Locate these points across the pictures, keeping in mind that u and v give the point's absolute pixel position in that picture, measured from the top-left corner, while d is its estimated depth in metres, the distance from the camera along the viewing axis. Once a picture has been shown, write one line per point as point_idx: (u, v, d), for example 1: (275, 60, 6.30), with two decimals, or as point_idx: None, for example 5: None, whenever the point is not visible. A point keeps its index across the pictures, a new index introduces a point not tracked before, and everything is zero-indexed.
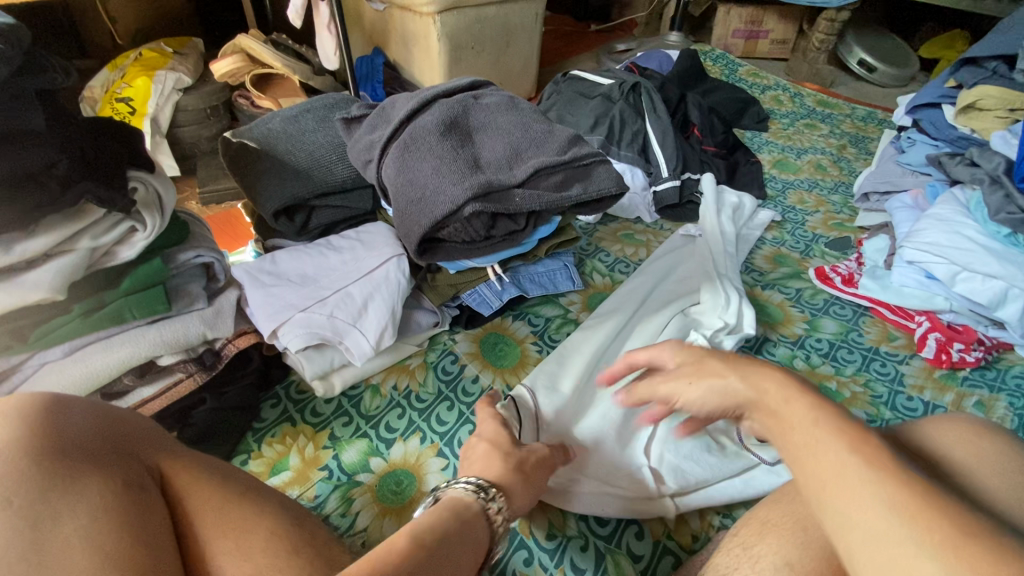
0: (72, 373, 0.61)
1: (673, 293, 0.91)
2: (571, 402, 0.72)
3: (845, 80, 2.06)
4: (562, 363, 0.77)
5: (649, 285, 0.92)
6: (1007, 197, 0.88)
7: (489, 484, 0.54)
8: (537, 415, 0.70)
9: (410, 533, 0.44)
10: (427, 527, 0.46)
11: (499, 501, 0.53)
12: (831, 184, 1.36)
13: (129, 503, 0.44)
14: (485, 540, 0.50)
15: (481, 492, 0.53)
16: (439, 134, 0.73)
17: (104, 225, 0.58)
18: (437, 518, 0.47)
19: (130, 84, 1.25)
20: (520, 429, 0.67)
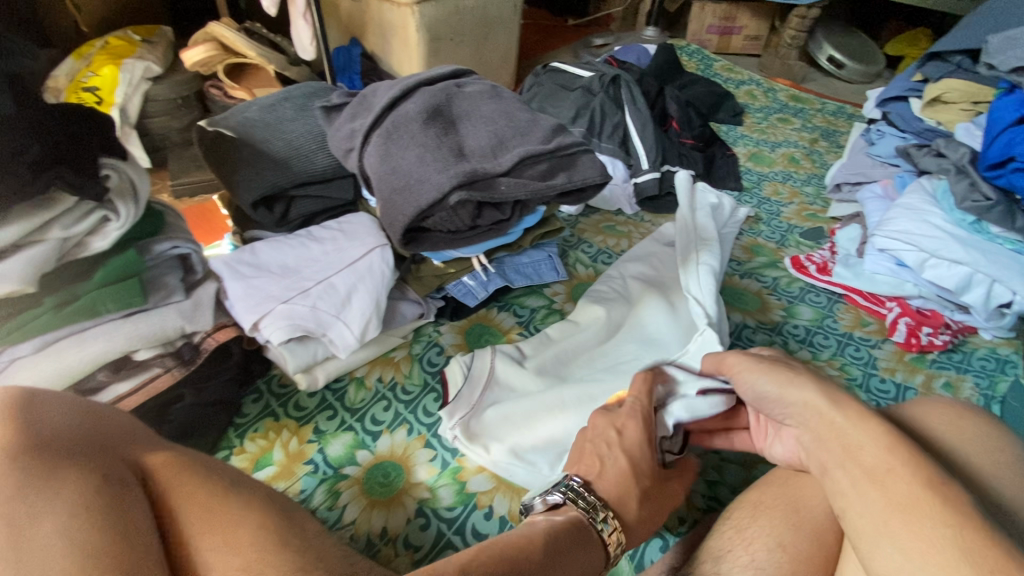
0: (44, 369, 0.59)
1: (657, 286, 0.88)
2: (525, 383, 0.74)
3: (815, 76, 2.12)
4: (531, 349, 0.79)
5: (634, 280, 0.90)
6: (972, 185, 0.92)
7: (593, 499, 0.53)
8: (481, 387, 0.72)
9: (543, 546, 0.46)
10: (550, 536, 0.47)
11: (612, 525, 0.51)
12: (804, 176, 1.40)
13: (110, 498, 0.43)
14: (598, 564, 0.49)
15: (587, 506, 0.52)
16: (422, 122, 0.73)
17: (76, 214, 0.56)
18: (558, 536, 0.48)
19: (96, 73, 1.20)
20: (456, 396, 0.71)
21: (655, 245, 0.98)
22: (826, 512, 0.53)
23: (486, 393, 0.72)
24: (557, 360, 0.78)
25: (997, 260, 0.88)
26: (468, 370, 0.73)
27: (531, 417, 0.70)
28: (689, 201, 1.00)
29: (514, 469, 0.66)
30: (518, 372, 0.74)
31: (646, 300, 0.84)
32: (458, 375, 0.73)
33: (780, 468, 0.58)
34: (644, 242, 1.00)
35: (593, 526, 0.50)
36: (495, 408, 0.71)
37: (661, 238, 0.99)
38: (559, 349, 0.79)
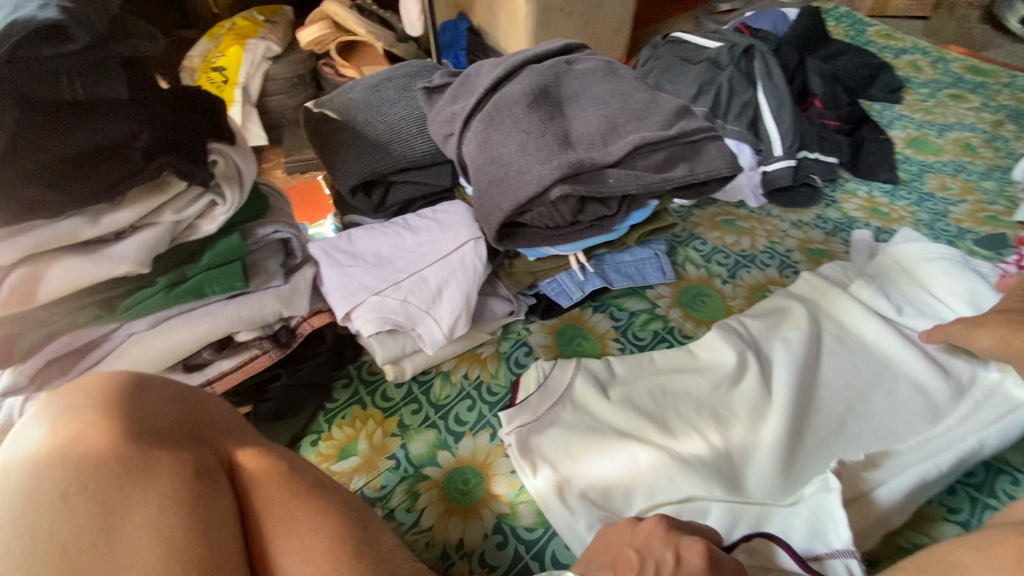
0: (155, 345, 0.61)
1: (899, 407, 0.66)
2: (609, 417, 0.65)
3: (1001, 42, 1.75)
4: (619, 373, 0.71)
5: (869, 374, 0.69)
6: None
7: None
8: (554, 407, 0.67)
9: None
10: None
11: None
12: (983, 168, 1.14)
13: (198, 492, 0.42)
14: None
15: None
16: (526, 105, 0.66)
17: (186, 198, 0.57)
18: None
19: (223, 54, 1.28)
20: (521, 404, 0.66)
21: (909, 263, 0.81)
22: None
23: (555, 409, 0.67)
24: (652, 396, 0.67)
25: None
26: (544, 378, 0.69)
27: (596, 452, 0.62)
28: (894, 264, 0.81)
29: (555, 508, 0.59)
30: (599, 400, 0.67)
31: (778, 368, 0.68)
32: (529, 388, 0.68)
33: (944, 554, 0.44)
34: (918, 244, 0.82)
35: None
36: (558, 429, 0.65)
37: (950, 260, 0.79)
38: (656, 381, 0.69)
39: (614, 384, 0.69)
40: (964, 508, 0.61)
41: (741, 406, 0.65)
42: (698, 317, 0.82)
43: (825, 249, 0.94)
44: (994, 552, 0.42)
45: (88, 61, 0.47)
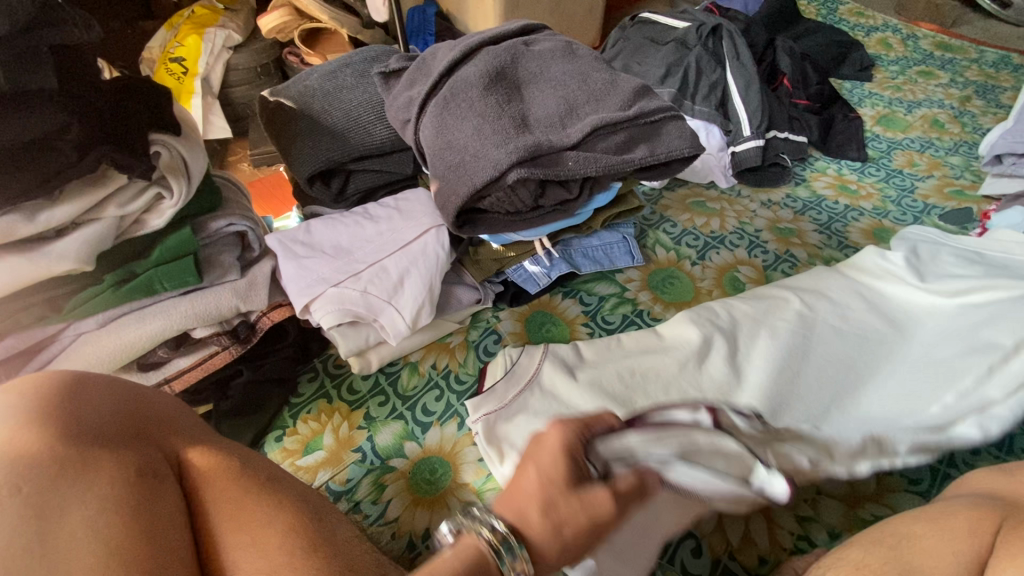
0: (105, 344, 0.60)
1: (881, 391, 0.65)
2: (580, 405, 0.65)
3: (969, 19, 1.79)
4: (589, 358, 0.70)
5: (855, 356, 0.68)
6: None
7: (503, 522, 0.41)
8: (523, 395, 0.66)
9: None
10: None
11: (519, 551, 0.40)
12: (950, 143, 1.15)
13: (141, 492, 0.41)
14: None
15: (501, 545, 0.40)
16: (482, 88, 0.64)
17: (130, 193, 0.56)
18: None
19: (181, 43, 1.24)
20: (489, 391, 0.67)
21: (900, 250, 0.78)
22: None
23: (522, 396, 0.66)
24: (620, 381, 0.66)
25: None
26: (511, 366, 0.68)
27: None
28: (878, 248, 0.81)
29: None
30: (567, 384, 0.66)
31: (749, 352, 0.68)
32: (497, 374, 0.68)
33: (896, 526, 0.45)
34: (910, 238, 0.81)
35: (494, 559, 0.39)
36: (525, 416, 0.64)
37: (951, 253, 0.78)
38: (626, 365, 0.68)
39: (582, 368, 0.69)
40: (925, 478, 0.62)
41: (710, 388, 0.65)
42: (666, 300, 0.82)
43: (793, 228, 0.94)
44: (948, 524, 0.43)
45: (9, 52, 0.45)
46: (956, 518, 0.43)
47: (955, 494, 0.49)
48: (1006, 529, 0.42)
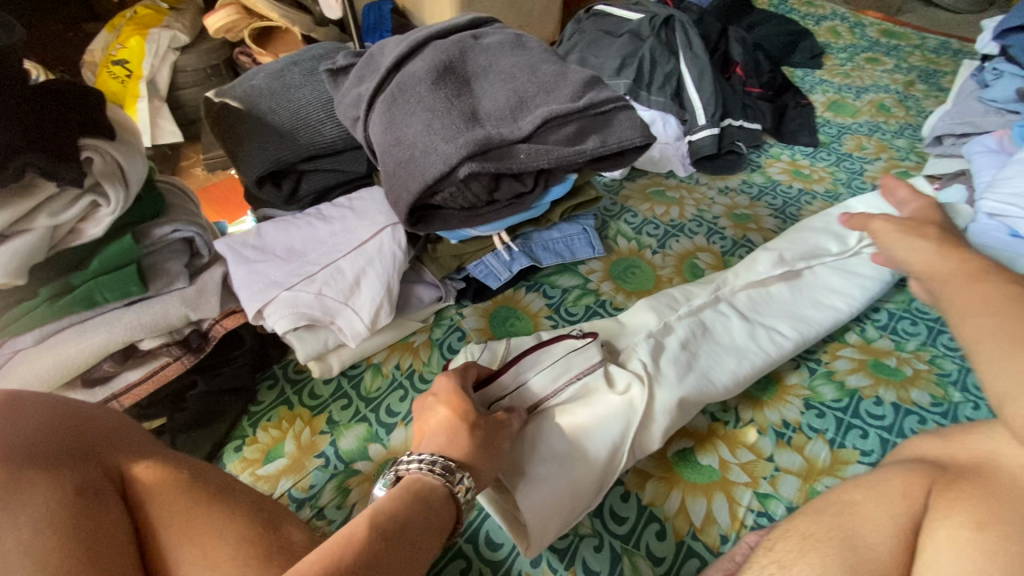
0: (44, 361, 0.57)
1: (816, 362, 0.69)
2: None
3: (913, 7, 1.85)
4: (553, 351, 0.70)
5: (790, 334, 0.70)
6: None
7: (453, 463, 0.49)
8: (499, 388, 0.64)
9: (367, 521, 0.41)
10: (388, 514, 0.42)
11: (466, 481, 0.48)
12: (896, 127, 1.19)
13: (82, 510, 0.39)
14: (450, 522, 0.46)
15: (445, 473, 0.48)
16: (430, 83, 0.64)
17: (62, 200, 0.53)
18: (401, 511, 0.43)
19: (124, 45, 1.19)
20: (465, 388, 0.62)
21: (822, 230, 0.83)
22: (892, 555, 0.42)
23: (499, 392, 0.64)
24: None
25: None
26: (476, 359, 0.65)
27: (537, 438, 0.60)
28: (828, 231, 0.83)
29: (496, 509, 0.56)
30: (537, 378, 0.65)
31: (690, 331, 0.67)
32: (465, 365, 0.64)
33: (839, 493, 0.47)
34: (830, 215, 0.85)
35: (444, 485, 0.47)
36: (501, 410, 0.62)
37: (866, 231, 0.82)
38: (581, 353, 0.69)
39: None
40: (876, 449, 0.64)
41: (666, 363, 0.63)
42: (628, 289, 0.82)
43: (749, 214, 0.96)
44: (885, 488, 0.45)
45: None
46: (892, 482, 0.45)
47: (895, 459, 0.50)
48: (936, 488, 0.44)
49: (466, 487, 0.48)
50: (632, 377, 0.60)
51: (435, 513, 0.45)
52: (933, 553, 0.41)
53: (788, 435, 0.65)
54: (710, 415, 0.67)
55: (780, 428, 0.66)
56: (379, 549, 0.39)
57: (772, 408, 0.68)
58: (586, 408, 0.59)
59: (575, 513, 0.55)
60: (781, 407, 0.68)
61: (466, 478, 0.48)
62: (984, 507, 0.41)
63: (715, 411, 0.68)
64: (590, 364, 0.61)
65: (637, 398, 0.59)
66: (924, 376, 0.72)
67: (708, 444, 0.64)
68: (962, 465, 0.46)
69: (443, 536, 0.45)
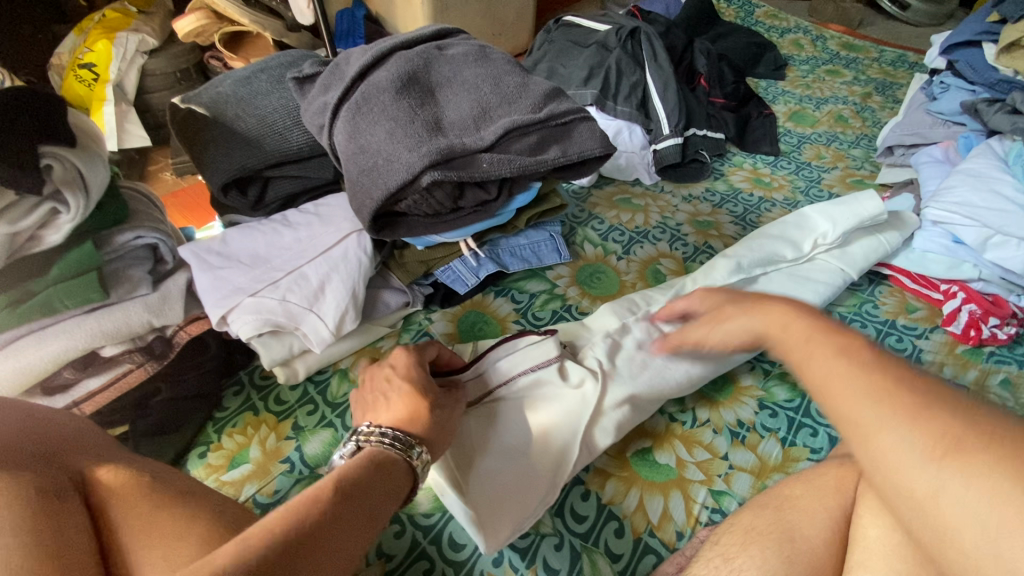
0: (1, 368, 0.57)
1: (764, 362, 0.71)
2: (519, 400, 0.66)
3: (873, 20, 1.93)
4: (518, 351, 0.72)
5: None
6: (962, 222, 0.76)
7: (412, 439, 0.51)
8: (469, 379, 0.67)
9: (329, 483, 0.43)
10: (350, 477, 0.44)
11: (422, 453, 0.50)
12: (852, 137, 1.24)
13: (43, 512, 0.41)
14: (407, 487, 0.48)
15: (403, 446, 0.50)
16: (394, 92, 0.65)
17: (21, 209, 0.53)
18: (361, 477, 0.45)
19: (90, 49, 1.17)
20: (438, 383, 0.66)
21: (779, 235, 0.84)
22: (827, 544, 0.44)
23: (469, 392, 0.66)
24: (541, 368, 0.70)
25: None
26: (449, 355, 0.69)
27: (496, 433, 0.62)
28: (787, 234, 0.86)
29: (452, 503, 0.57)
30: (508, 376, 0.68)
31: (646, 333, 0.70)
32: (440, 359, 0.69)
33: (781, 489, 0.49)
34: (786, 220, 0.87)
35: (402, 457, 0.49)
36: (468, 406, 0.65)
37: (819, 235, 0.84)
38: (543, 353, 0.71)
39: None
40: (824, 446, 0.67)
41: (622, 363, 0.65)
42: (593, 294, 0.85)
43: (711, 221, 1.00)
44: (822, 482, 0.48)
45: None
46: (828, 477, 0.48)
47: (837, 453, 0.53)
48: None
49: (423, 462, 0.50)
50: (586, 373, 0.63)
51: (393, 476, 0.47)
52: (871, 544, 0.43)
53: (742, 434, 0.68)
54: (668, 416, 0.70)
55: (734, 427, 0.69)
56: (334, 512, 0.40)
57: (728, 408, 0.71)
58: (545, 404, 0.61)
59: (528, 510, 0.57)
60: (736, 407, 0.71)
61: (420, 447, 0.51)
62: None
63: (673, 411, 0.70)
64: (548, 357, 0.63)
65: (590, 393, 0.61)
66: None
67: (665, 443, 0.67)
68: None
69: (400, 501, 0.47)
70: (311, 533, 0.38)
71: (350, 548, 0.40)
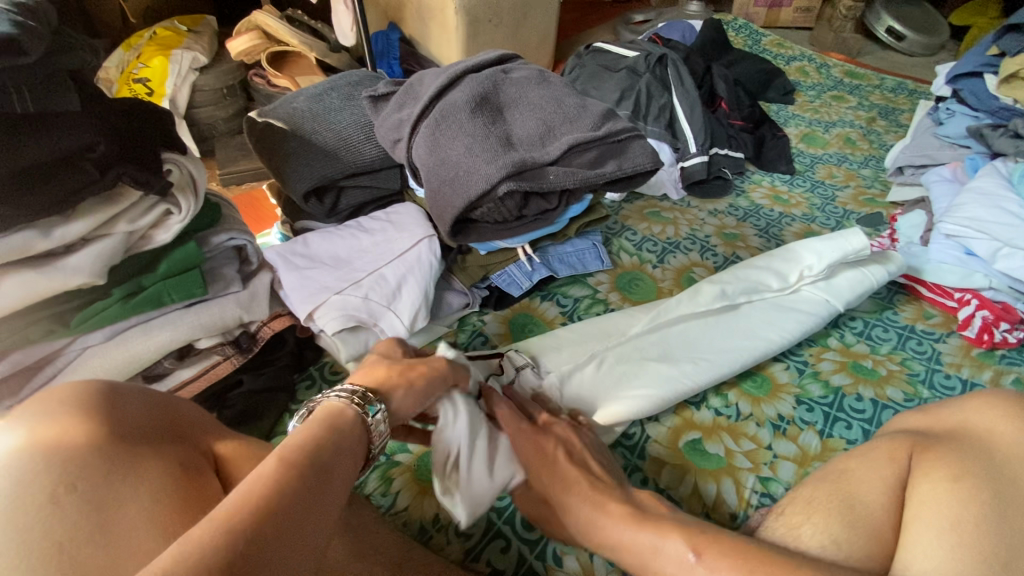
0: (114, 357, 0.62)
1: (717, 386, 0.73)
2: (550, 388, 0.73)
3: (870, 49, 2.05)
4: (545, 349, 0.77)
5: (716, 363, 0.74)
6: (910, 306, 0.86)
7: (370, 393, 0.51)
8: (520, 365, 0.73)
9: (273, 460, 0.40)
10: (299, 443, 0.43)
11: (378, 412, 0.50)
12: (861, 158, 1.32)
13: (189, 483, 0.45)
14: (362, 449, 0.47)
15: (360, 401, 0.49)
16: (470, 111, 0.72)
17: (140, 209, 0.58)
18: (312, 442, 0.43)
19: (146, 65, 1.25)
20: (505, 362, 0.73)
21: (763, 267, 0.86)
22: (887, 511, 0.50)
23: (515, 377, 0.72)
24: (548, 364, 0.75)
25: None
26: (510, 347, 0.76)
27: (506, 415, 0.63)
28: (782, 265, 0.87)
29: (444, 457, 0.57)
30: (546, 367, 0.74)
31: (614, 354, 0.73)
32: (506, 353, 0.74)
33: (837, 465, 0.55)
34: (774, 253, 0.88)
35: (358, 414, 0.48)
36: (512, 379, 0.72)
37: (805, 268, 0.86)
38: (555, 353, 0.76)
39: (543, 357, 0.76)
40: (859, 438, 0.73)
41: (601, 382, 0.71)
42: (634, 298, 0.90)
43: (737, 233, 1.06)
44: (876, 457, 0.53)
45: (36, 77, 0.47)
46: (881, 452, 0.54)
47: (885, 433, 0.59)
48: (916, 452, 0.53)
49: (377, 421, 0.49)
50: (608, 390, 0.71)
51: (346, 442, 0.45)
52: (921, 497, 0.49)
53: (783, 427, 0.74)
54: (714, 411, 0.75)
55: (776, 421, 0.74)
56: (296, 481, 0.40)
57: (768, 404, 0.76)
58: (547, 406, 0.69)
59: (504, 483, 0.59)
60: (776, 402, 0.76)
61: (378, 406, 0.50)
62: (959, 466, 0.50)
63: (718, 407, 0.75)
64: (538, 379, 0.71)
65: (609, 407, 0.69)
66: (897, 375, 0.81)
67: (714, 434, 0.72)
68: (938, 436, 0.54)
69: (358, 462, 0.46)
70: (268, 521, 0.36)
71: (327, 509, 0.41)
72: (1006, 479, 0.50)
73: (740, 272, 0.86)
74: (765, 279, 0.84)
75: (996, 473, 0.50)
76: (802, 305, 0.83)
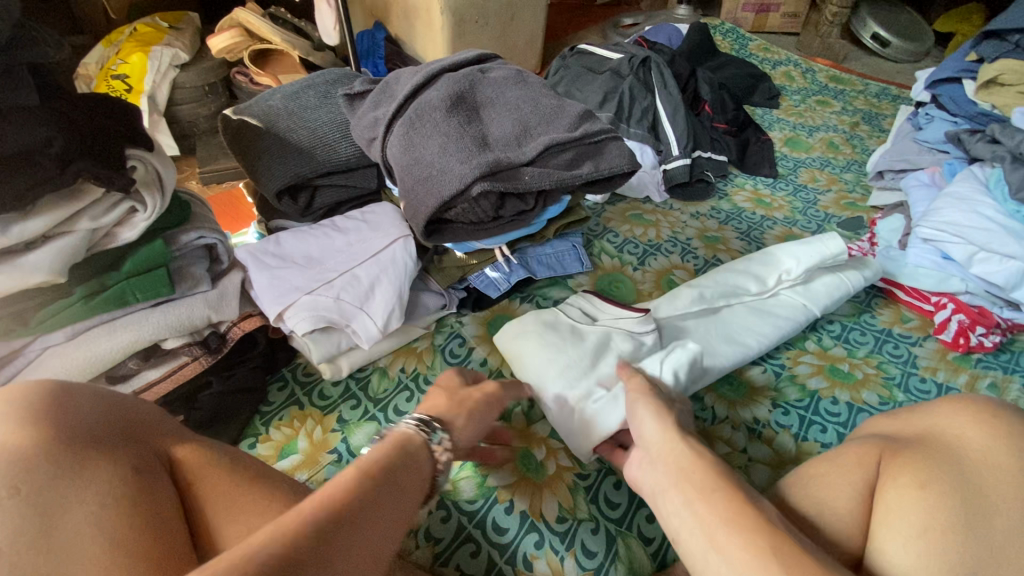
0: (75, 357, 0.61)
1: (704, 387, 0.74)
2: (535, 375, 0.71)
3: (856, 55, 2.07)
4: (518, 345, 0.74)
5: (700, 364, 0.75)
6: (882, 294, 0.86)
7: (433, 420, 0.55)
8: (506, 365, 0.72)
9: (356, 467, 0.43)
10: (374, 461, 0.45)
11: (442, 438, 0.54)
12: (844, 162, 1.33)
13: (140, 486, 0.43)
14: (427, 471, 0.50)
15: (425, 428, 0.54)
16: (445, 110, 0.71)
17: (103, 206, 0.57)
18: (384, 458, 0.46)
19: (125, 61, 1.23)
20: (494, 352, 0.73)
21: (743, 270, 0.87)
22: (852, 515, 0.49)
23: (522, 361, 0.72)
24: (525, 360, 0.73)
25: (1008, 239, 0.86)
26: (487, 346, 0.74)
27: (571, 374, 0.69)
28: (760, 267, 0.87)
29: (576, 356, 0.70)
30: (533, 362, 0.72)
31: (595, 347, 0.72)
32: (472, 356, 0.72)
33: (807, 469, 0.55)
34: (752, 256, 0.89)
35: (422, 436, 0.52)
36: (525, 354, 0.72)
37: (784, 271, 0.86)
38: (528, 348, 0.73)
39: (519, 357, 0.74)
40: (834, 441, 0.73)
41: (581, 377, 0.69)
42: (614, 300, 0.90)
43: (719, 236, 1.07)
44: (845, 461, 0.53)
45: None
46: (849, 456, 0.54)
47: (855, 437, 0.58)
48: (887, 459, 0.52)
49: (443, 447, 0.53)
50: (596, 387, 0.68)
51: (416, 462, 0.48)
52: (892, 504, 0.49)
53: (759, 430, 0.74)
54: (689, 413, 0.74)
55: (752, 424, 0.74)
56: (369, 490, 0.42)
57: (744, 408, 0.76)
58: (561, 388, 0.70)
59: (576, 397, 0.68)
60: (752, 405, 0.76)
61: (441, 432, 0.54)
62: (925, 470, 0.49)
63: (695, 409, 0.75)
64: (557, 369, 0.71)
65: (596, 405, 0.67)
66: (872, 379, 0.82)
67: None
68: (906, 440, 0.54)
69: (423, 485, 0.48)
70: (346, 517, 0.38)
71: (388, 524, 0.42)
72: (977, 487, 0.48)
73: (720, 274, 0.86)
74: (745, 282, 0.85)
75: (966, 481, 0.49)
76: (781, 307, 0.84)
